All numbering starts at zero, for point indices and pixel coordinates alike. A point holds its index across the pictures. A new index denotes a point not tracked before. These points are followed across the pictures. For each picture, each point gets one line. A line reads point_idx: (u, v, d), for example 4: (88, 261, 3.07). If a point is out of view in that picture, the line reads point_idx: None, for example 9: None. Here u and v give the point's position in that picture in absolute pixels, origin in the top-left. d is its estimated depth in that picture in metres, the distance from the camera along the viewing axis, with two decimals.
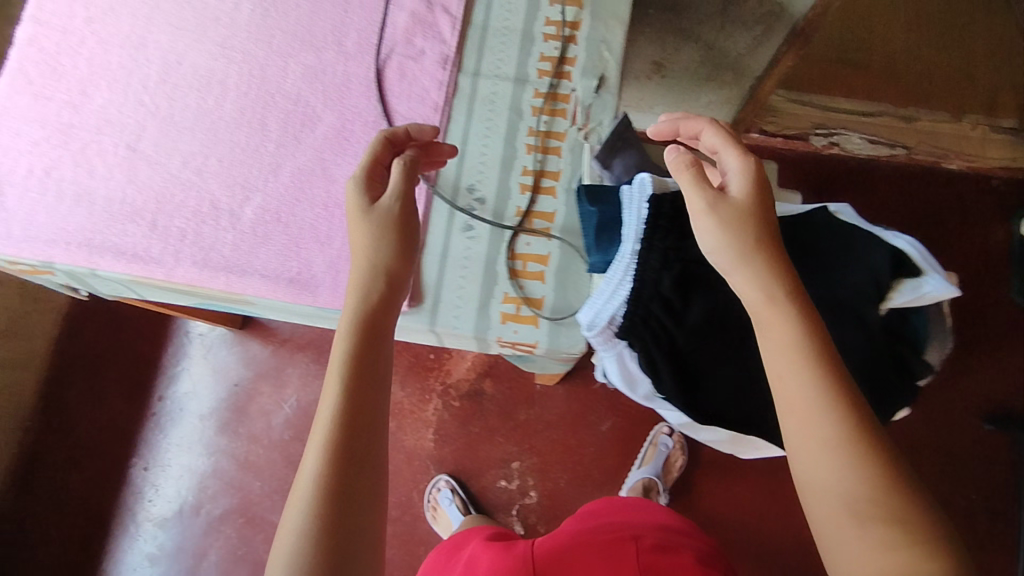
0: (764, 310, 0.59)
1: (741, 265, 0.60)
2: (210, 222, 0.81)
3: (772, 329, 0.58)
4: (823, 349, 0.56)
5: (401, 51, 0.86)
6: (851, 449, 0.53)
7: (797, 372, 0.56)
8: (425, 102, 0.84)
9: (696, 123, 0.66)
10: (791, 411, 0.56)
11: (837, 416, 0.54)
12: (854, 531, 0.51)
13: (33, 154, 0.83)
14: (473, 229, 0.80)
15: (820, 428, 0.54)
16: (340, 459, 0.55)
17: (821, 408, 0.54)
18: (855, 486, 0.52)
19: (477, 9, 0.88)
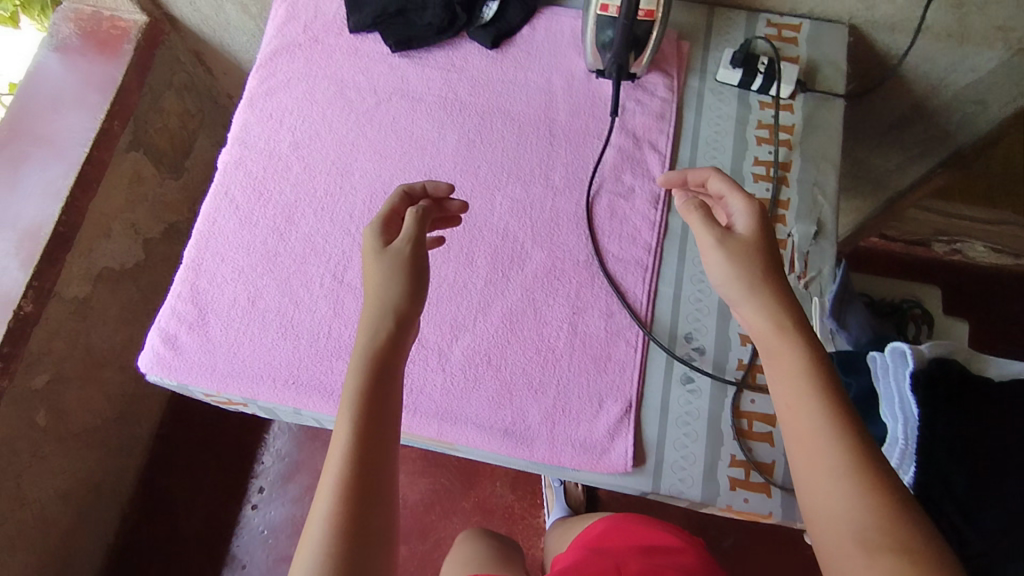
0: (774, 341, 0.61)
1: (756, 300, 0.62)
2: (418, 362, 0.78)
3: (779, 365, 0.60)
4: (829, 380, 0.58)
5: (609, 188, 0.84)
6: (855, 479, 0.55)
7: (811, 401, 0.58)
8: (636, 243, 0.82)
9: (703, 173, 0.69)
10: (801, 438, 0.58)
11: (840, 449, 0.56)
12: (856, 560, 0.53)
13: (236, 281, 0.82)
14: (692, 381, 0.77)
15: (828, 457, 0.56)
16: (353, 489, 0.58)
17: (827, 440, 0.56)
18: (853, 517, 0.54)
19: (683, 147, 0.87)
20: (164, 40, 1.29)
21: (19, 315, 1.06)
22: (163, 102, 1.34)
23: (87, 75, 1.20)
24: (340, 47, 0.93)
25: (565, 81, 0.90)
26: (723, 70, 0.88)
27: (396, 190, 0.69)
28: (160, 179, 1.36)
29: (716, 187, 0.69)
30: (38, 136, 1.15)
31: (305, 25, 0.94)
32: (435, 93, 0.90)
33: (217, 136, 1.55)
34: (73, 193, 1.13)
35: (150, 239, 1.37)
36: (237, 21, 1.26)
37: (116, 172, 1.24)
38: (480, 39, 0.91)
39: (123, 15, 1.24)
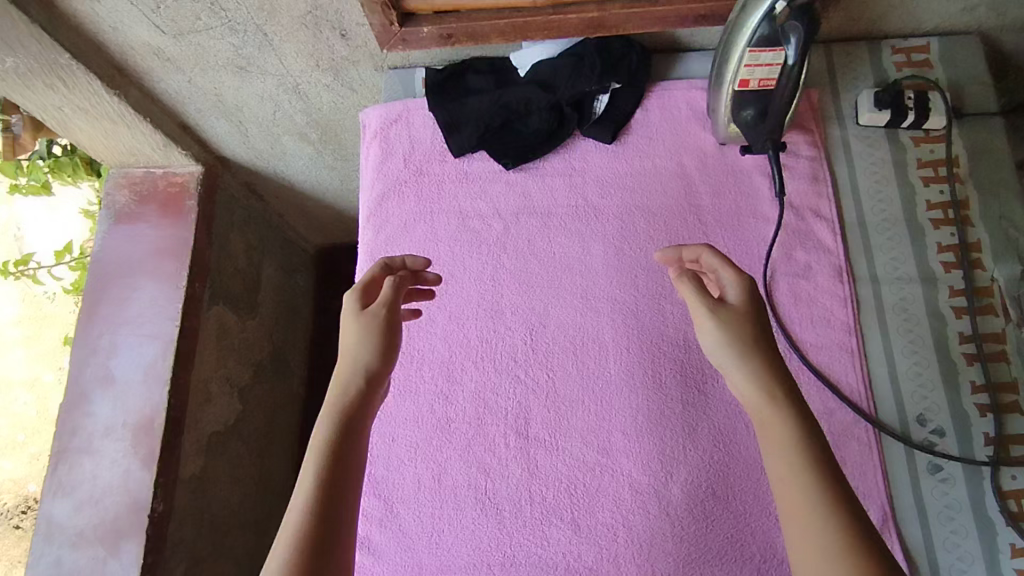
0: (764, 411, 0.56)
1: (743, 371, 0.58)
2: (643, 508, 0.71)
3: (769, 439, 0.55)
4: (820, 461, 0.53)
5: (784, 270, 0.77)
6: (852, 563, 0.48)
7: (799, 472, 0.52)
8: (833, 325, 0.75)
9: (695, 248, 0.65)
10: (792, 512, 0.52)
11: (829, 523, 0.50)
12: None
13: (415, 460, 0.75)
14: (941, 470, 0.69)
15: (823, 534, 0.50)
16: (310, 545, 0.51)
17: (818, 515, 0.50)
18: None
19: (847, 206, 0.80)
20: (219, 183, 1.22)
21: (154, 517, 1.01)
22: (230, 245, 1.26)
23: (159, 242, 1.13)
24: (448, 175, 0.86)
25: (699, 160, 0.83)
26: (867, 114, 0.81)
27: (374, 263, 0.67)
28: (241, 323, 1.29)
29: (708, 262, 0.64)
30: (124, 320, 1.09)
31: (405, 159, 0.87)
32: (565, 204, 0.83)
33: (277, 259, 1.48)
34: (174, 373, 1.06)
35: (244, 387, 1.29)
36: (293, 150, 1.18)
37: (205, 332, 1.17)
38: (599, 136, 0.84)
39: (176, 170, 1.17)
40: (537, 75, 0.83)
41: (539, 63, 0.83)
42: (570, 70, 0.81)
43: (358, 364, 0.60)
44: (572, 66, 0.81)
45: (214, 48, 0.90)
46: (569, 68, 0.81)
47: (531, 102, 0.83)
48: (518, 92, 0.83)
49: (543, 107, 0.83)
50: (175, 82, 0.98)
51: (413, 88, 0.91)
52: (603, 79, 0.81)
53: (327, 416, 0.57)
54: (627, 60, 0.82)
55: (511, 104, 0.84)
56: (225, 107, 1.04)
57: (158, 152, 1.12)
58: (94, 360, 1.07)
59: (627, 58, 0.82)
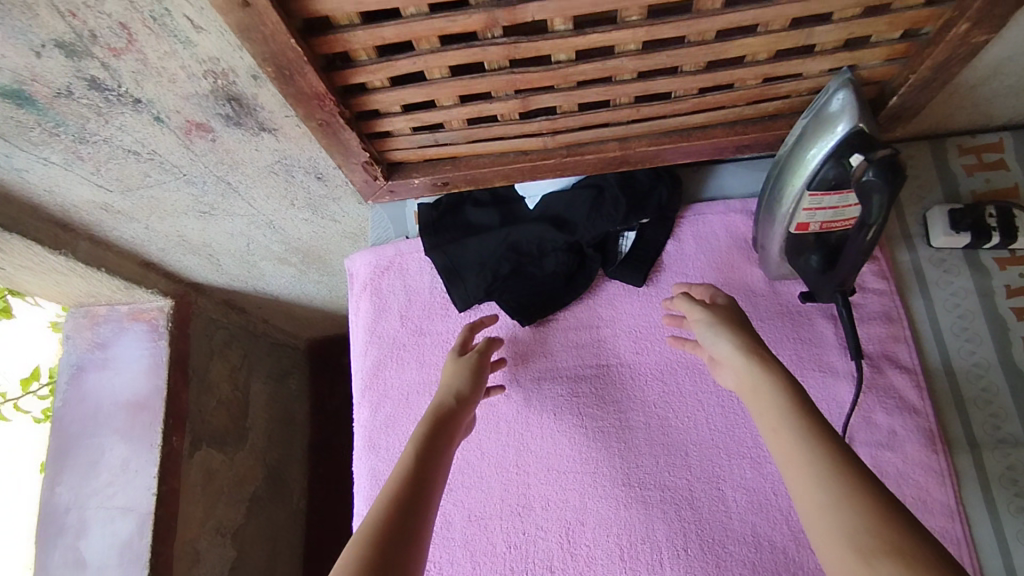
0: (748, 375, 0.55)
1: (730, 339, 0.57)
2: None
3: (757, 403, 0.53)
4: (809, 412, 0.50)
5: (863, 438, 0.65)
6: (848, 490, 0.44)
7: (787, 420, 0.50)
8: (930, 508, 0.62)
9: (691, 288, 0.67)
10: (785, 454, 0.48)
11: (822, 458, 0.46)
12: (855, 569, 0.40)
13: None
14: None
15: (811, 462, 0.46)
16: (393, 522, 0.48)
17: (811, 453, 0.47)
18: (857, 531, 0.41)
19: (928, 351, 0.68)
20: (193, 310, 1.09)
21: None
22: (211, 375, 1.13)
23: (128, 392, 1.00)
24: (454, 334, 0.73)
25: (747, 301, 0.71)
26: (942, 237, 0.68)
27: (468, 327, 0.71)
28: (229, 460, 1.16)
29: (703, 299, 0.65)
30: (94, 490, 0.96)
31: (401, 316, 0.75)
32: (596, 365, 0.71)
33: (265, 370, 1.35)
34: (155, 549, 0.93)
35: (237, 529, 1.16)
36: (273, 271, 1.06)
37: (188, 485, 1.03)
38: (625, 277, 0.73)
39: (142, 305, 1.03)
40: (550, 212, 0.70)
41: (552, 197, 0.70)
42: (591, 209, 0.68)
43: (449, 389, 0.62)
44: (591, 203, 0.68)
45: (171, 199, 0.77)
46: (590, 206, 0.68)
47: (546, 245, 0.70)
48: (530, 233, 0.70)
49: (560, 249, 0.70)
50: (129, 229, 0.85)
51: (404, 224, 0.78)
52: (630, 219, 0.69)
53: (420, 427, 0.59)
54: (656, 188, 0.70)
55: (521, 247, 0.71)
56: (191, 244, 0.91)
57: (120, 293, 0.98)
58: (62, 540, 0.95)
59: (656, 187, 0.70)
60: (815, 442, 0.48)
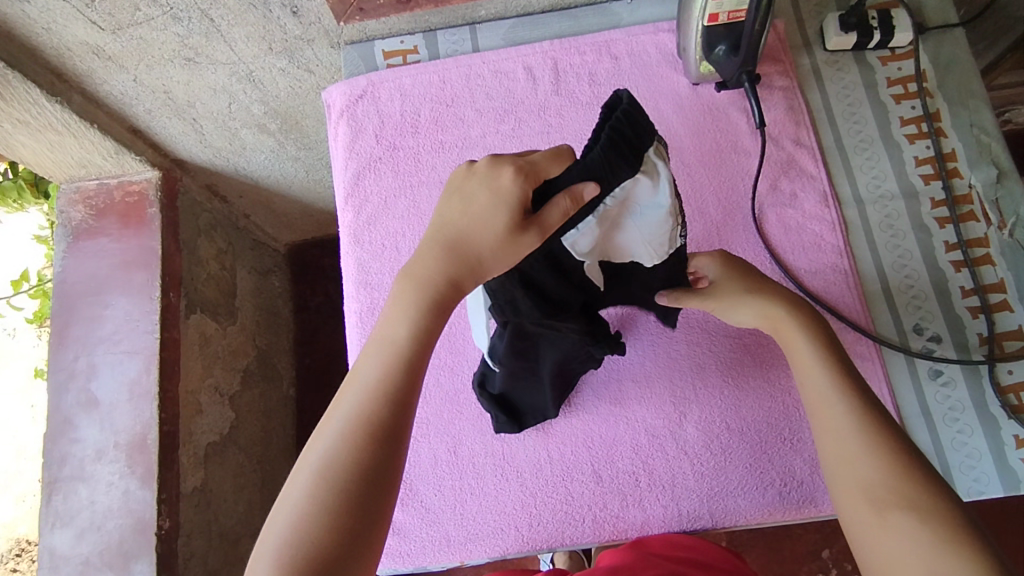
0: (778, 332, 0.66)
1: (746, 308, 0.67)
2: (659, 453, 0.72)
3: (793, 349, 0.64)
4: (840, 363, 0.61)
5: (771, 201, 0.78)
6: (874, 445, 0.56)
7: (825, 387, 0.60)
8: (824, 249, 0.76)
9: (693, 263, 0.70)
10: (816, 409, 0.61)
11: (848, 413, 0.58)
12: (868, 518, 0.54)
13: (428, 436, 0.74)
14: (942, 374, 0.72)
15: (840, 422, 0.58)
16: (371, 426, 0.50)
17: (839, 408, 0.59)
18: (871, 475, 0.55)
19: (824, 132, 0.81)
20: (180, 187, 1.17)
21: (162, 535, 0.97)
22: (200, 251, 1.21)
23: (124, 255, 1.08)
24: (423, 147, 0.84)
25: (674, 104, 0.83)
26: (834, 38, 0.81)
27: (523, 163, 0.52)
28: (221, 331, 1.24)
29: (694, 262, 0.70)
30: (99, 340, 1.04)
31: (376, 136, 0.85)
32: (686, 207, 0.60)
33: (249, 262, 1.42)
34: (161, 386, 1.02)
35: (234, 395, 1.25)
36: (253, 143, 1.14)
37: (187, 343, 1.12)
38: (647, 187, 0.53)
39: (131, 178, 1.11)
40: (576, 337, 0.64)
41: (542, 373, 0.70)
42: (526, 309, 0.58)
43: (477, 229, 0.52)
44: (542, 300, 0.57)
45: (159, 40, 0.85)
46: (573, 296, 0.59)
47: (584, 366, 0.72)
48: (517, 403, 0.73)
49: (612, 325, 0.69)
50: (119, 83, 0.93)
51: (373, 61, 0.87)
52: (572, 252, 0.54)
53: (432, 291, 0.53)
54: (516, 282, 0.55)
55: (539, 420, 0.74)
56: (176, 105, 0.99)
57: (110, 161, 1.06)
58: (74, 384, 1.03)
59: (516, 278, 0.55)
60: (851, 402, 0.59)
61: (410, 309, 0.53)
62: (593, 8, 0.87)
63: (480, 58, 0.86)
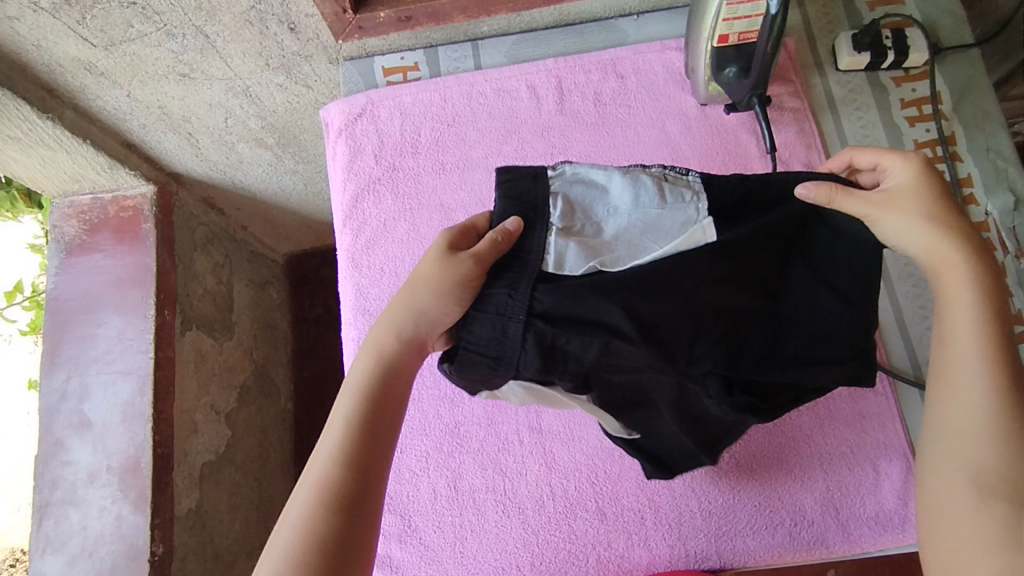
0: (942, 275, 0.56)
1: (920, 232, 0.56)
2: (664, 490, 0.70)
3: (948, 296, 0.56)
4: (1002, 327, 0.54)
5: None
6: (1001, 433, 0.52)
7: (973, 354, 0.54)
8: None
9: (867, 158, 0.60)
10: (948, 368, 0.55)
11: (981, 384, 0.54)
12: (970, 496, 0.52)
13: (427, 470, 0.72)
14: None
15: (974, 392, 0.54)
16: (339, 490, 0.52)
17: (973, 382, 0.54)
18: (982, 454, 0.52)
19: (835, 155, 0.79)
20: (176, 201, 1.15)
21: (156, 561, 0.95)
22: (196, 266, 1.19)
23: (118, 272, 1.06)
24: (423, 168, 0.82)
25: (682, 125, 0.81)
26: (847, 58, 0.79)
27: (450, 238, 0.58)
28: (218, 346, 1.22)
29: (865, 160, 0.61)
30: (92, 359, 1.02)
31: (375, 156, 0.83)
32: (661, 164, 0.58)
33: (246, 274, 1.39)
34: (155, 407, 1.00)
35: (231, 411, 1.23)
36: (250, 157, 1.11)
37: (182, 360, 1.10)
38: (586, 188, 0.55)
39: (126, 192, 1.09)
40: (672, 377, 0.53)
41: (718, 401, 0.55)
42: (537, 364, 0.51)
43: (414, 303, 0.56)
44: (544, 348, 0.50)
45: (152, 56, 0.82)
46: (600, 321, 0.50)
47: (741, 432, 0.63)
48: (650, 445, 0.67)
49: (761, 318, 0.54)
50: (113, 99, 0.90)
51: (373, 78, 0.85)
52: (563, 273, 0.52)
53: (377, 364, 0.57)
54: (487, 355, 0.51)
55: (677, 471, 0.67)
56: (171, 120, 0.97)
57: (103, 175, 1.04)
58: (66, 405, 1.01)
59: (483, 353, 0.51)
60: (999, 377, 0.53)
61: (362, 379, 0.56)
62: (598, 24, 0.85)
63: (482, 75, 0.84)
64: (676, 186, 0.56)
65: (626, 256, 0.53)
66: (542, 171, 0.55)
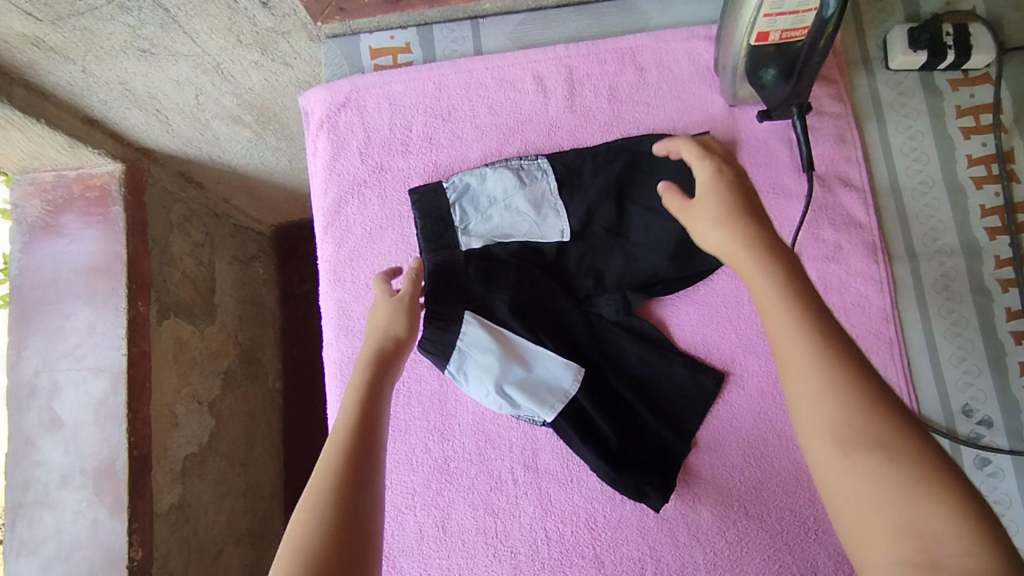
0: (739, 259, 0.47)
1: (714, 222, 0.50)
2: (668, 540, 0.65)
3: (757, 283, 0.46)
4: (811, 302, 0.43)
5: (811, 254, 0.69)
6: (870, 420, 0.39)
7: (801, 336, 0.42)
8: (868, 312, 0.67)
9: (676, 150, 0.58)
10: (787, 361, 0.42)
11: (826, 368, 0.40)
12: (834, 459, 0.39)
13: (414, 509, 0.67)
14: (989, 463, 0.64)
15: (814, 378, 0.40)
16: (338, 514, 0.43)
17: (821, 365, 0.41)
18: (861, 451, 0.38)
19: (877, 170, 0.70)
20: (147, 178, 1.05)
21: (134, 566, 0.92)
22: (172, 248, 1.10)
23: (86, 259, 0.98)
24: (414, 169, 0.73)
25: (707, 129, 0.71)
26: (900, 57, 0.69)
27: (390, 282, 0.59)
28: (199, 333, 1.15)
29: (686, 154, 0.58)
30: (61, 353, 0.96)
31: (360, 154, 0.74)
32: (515, 156, 0.71)
33: (230, 251, 1.30)
34: (130, 406, 0.95)
35: (214, 400, 1.18)
36: (227, 133, 1.01)
37: (159, 352, 1.04)
38: (474, 185, 0.69)
39: (92, 170, 1.00)
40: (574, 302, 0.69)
41: (628, 338, 0.68)
42: (479, 287, 0.67)
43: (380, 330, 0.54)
44: (483, 271, 0.67)
45: (106, 31, 0.72)
46: (509, 266, 0.68)
47: (665, 376, 0.67)
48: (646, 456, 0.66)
49: (609, 247, 0.69)
50: (66, 74, 0.80)
51: (358, 60, 0.74)
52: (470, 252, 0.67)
53: (360, 367, 0.52)
54: (439, 313, 0.65)
55: (631, 437, 0.67)
56: (135, 96, 0.87)
57: (65, 154, 0.95)
58: (35, 402, 0.95)
59: (432, 311, 0.65)
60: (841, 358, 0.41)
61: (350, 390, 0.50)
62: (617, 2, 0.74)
63: (482, 62, 0.74)
64: (529, 170, 0.69)
65: (512, 233, 0.68)
66: (439, 185, 0.69)
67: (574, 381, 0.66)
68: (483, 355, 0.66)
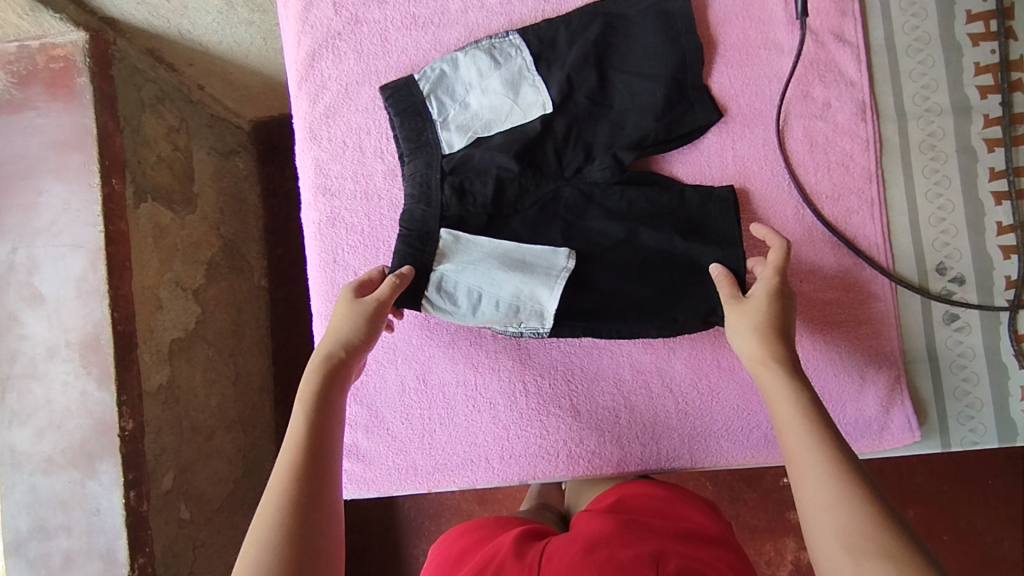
0: (759, 368, 0.54)
1: (751, 328, 0.55)
2: (642, 390, 0.67)
3: (770, 386, 0.52)
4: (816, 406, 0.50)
5: (800, 112, 0.67)
6: (849, 494, 0.45)
7: (801, 432, 0.49)
8: (853, 171, 0.66)
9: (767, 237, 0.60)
10: (790, 453, 0.49)
11: (817, 455, 0.47)
12: (845, 567, 0.42)
13: (395, 362, 0.69)
14: (958, 319, 0.66)
15: (813, 461, 0.47)
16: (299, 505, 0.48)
17: (815, 457, 0.47)
18: (844, 519, 0.44)
19: (874, 25, 0.67)
20: (114, 52, 1.00)
21: (126, 436, 0.94)
22: (146, 130, 1.07)
23: (55, 134, 0.95)
24: (391, 21, 0.70)
25: None
26: None
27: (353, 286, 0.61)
28: (178, 220, 1.14)
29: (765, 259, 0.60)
30: (37, 230, 0.94)
31: (334, 5, 0.70)
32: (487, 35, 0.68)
33: (208, 141, 1.25)
34: (111, 283, 0.94)
35: (198, 288, 1.17)
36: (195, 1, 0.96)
37: (138, 235, 1.02)
38: (448, 71, 0.67)
39: (54, 39, 0.95)
40: (567, 181, 0.67)
41: (634, 191, 0.66)
42: (455, 205, 0.66)
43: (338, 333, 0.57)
44: (457, 190, 0.65)
45: None
46: (489, 165, 0.66)
47: (682, 211, 0.66)
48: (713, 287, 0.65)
49: (593, 116, 0.66)
50: None
51: None
52: (451, 150, 0.66)
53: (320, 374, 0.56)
54: (413, 234, 0.65)
55: (694, 273, 0.65)
56: None
57: (26, 16, 0.90)
58: (14, 278, 0.94)
59: (409, 234, 0.65)
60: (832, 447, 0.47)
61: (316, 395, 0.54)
62: None
63: None
64: (502, 49, 0.67)
65: (492, 118, 0.66)
66: (411, 78, 0.67)
67: (566, 259, 0.65)
68: (470, 267, 0.64)
